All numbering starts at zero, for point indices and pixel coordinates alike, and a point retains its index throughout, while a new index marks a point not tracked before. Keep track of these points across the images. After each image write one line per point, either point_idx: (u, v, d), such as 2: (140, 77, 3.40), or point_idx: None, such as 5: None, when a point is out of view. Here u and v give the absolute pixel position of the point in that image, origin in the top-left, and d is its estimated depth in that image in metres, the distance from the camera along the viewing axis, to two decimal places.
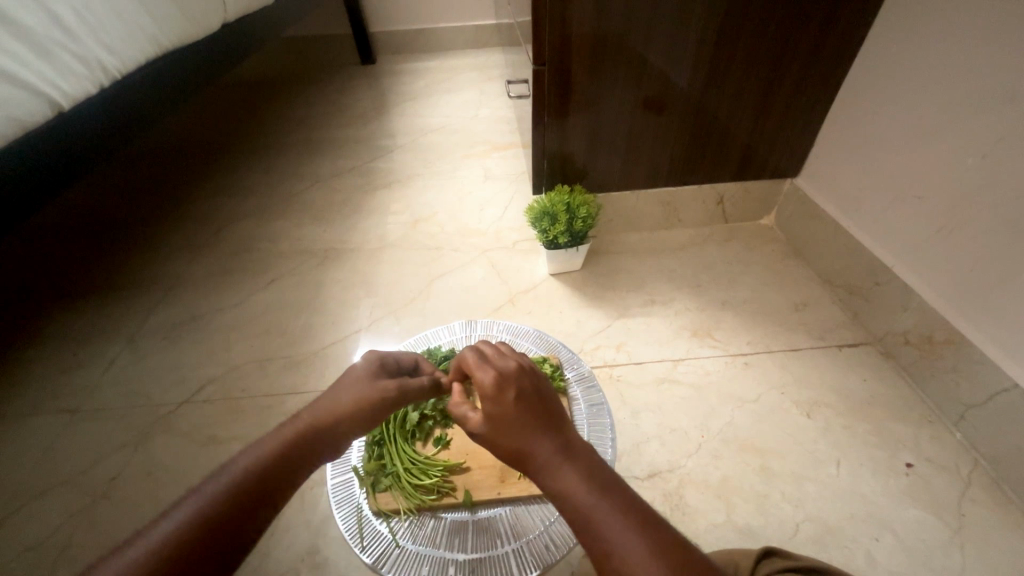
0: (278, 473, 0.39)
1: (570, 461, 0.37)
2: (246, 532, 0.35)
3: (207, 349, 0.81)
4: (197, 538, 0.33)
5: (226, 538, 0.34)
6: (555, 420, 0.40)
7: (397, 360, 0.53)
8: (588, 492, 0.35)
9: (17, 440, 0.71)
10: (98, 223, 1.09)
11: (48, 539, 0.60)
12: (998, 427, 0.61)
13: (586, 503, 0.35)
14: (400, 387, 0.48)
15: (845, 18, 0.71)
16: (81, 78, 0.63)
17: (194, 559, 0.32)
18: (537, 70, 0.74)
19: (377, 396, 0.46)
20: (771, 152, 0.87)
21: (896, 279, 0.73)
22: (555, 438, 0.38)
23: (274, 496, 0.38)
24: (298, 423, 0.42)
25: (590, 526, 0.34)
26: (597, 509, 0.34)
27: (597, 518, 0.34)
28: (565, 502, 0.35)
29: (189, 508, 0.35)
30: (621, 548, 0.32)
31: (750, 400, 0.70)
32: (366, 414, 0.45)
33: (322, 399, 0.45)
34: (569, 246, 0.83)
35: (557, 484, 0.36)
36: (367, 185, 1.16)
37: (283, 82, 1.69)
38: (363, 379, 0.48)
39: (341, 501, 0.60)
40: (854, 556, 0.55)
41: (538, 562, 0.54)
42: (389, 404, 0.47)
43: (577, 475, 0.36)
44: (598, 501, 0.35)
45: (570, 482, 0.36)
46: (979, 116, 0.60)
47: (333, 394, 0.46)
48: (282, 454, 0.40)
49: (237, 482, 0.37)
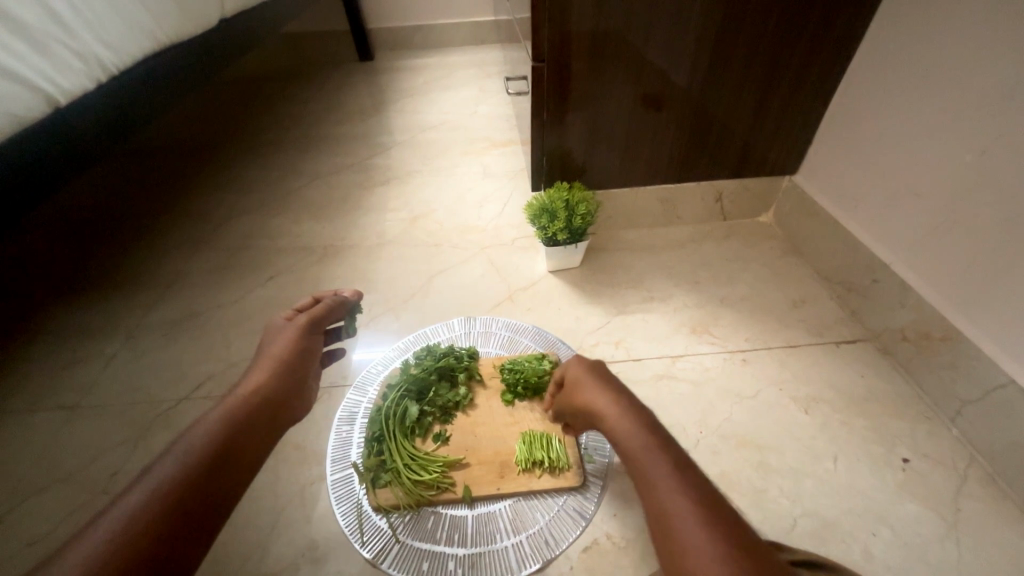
0: (240, 439, 0.43)
1: (630, 412, 0.46)
2: (222, 488, 0.40)
3: (207, 346, 0.82)
4: (166, 510, 0.36)
5: (205, 495, 0.38)
6: (618, 389, 0.50)
7: (298, 307, 0.63)
8: (637, 432, 0.44)
9: (16, 437, 0.71)
10: (96, 219, 1.09)
11: (48, 535, 0.61)
12: (994, 423, 0.62)
13: (633, 436, 0.44)
14: (313, 317, 0.61)
15: (844, 15, 0.71)
16: (78, 74, 0.63)
17: (179, 516, 0.36)
18: (536, 67, 0.74)
19: (306, 337, 0.58)
20: (770, 150, 0.88)
21: (896, 276, 0.73)
22: (619, 395, 0.49)
23: (241, 461, 0.42)
24: (246, 389, 0.49)
25: (636, 459, 0.42)
26: (643, 446, 0.42)
27: (641, 450, 0.42)
28: (619, 437, 0.45)
29: (150, 487, 0.37)
30: (652, 467, 0.40)
31: (749, 396, 0.71)
32: (292, 353, 0.55)
33: (258, 359, 0.54)
34: (568, 243, 0.83)
35: (615, 426, 0.46)
36: (367, 182, 1.16)
37: (281, 79, 1.68)
38: (281, 325, 0.59)
39: (341, 497, 0.61)
40: (852, 550, 0.56)
41: (537, 557, 0.55)
42: (304, 334, 0.58)
43: (629, 419, 0.45)
44: (643, 439, 0.43)
45: (624, 422, 0.45)
46: (976, 113, 0.60)
47: (266, 352, 0.55)
48: (240, 422, 0.45)
49: (197, 455, 0.40)
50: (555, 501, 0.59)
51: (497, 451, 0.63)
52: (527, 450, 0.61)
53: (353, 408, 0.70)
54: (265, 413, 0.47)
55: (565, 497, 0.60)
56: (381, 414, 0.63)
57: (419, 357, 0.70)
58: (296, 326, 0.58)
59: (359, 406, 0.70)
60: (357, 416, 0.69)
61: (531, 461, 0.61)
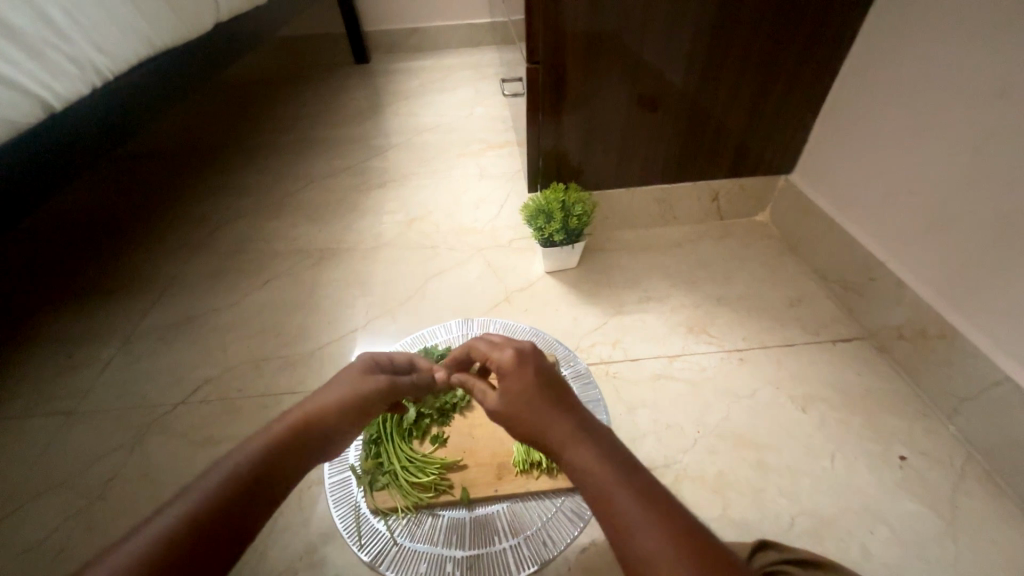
0: (274, 468, 0.39)
1: (595, 446, 0.37)
2: (252, 509, 0.36)
3: (204, 349, 0.82)
4: (189, 546, 0.32)
5: (235, 515, 0.35)
6: (569, 403, 0.41)
7: (384, 361, 0.53)
8: (603, 469, 0.36)
9: (10, 443, 0.71)
10: (91, 224, 1.08)
11: (44, 542, 0.60)
12: (991, 419, 0.62)
13: (599, 476, 0.35)
14: (390, 384, 0.50)
15: (837, 16, 0.71)
16: (73, 79, 0.63)
17: (206, 532, 0.33)
18: (531, 68, 0.74)
19: (369, 400, 0.48)
20: (765, 148, 0.88)
21: (891, 275, 0.73)
22: (571, 416, 0.40)
23: (270, 498, 0.38)
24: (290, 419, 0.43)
25: (615, 522, 0.34)
26: (614, 493, 0.34)
27: (614, 499, 0.34)
28: (579, 475, 0.36)
29: (173, 514, 0.33)
30: (635, 521, 0.33)
31: (747, 395, 0.71)
32: (350, 409, 0.46)
33: (312, 397, 0.46)
34: (564, 244, 0.83)
35: (575, 462, 0.37)
36: (363, 184, 1.16)
37: (277, 82, 1.68)
38: (355, 376, 0.49)
39: (339, 500, 0.60)
40: (850, 549, 0.56)
41: (535, 558, 0.55)
42: (375, 401, 0.48)
43: (592, 456, 0.36)
44: (612, 481, 0.35)
45: (588, 462, 0.36)
46: (969, 112, 0.60)
47: (327, 389, 0.47)
48: (275, 454, 0.40)
49: (226, 486, 0.36)
50: (553, 502, 0.59)
51: (495, 452, 0.63)
52: (524, 451, 0.61)
53: None
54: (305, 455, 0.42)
55: (563, 498, 0.59)
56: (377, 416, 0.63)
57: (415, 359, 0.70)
58: (373, 386, 0.49)
59: None
60: None
61: (529, 462, 0.61)
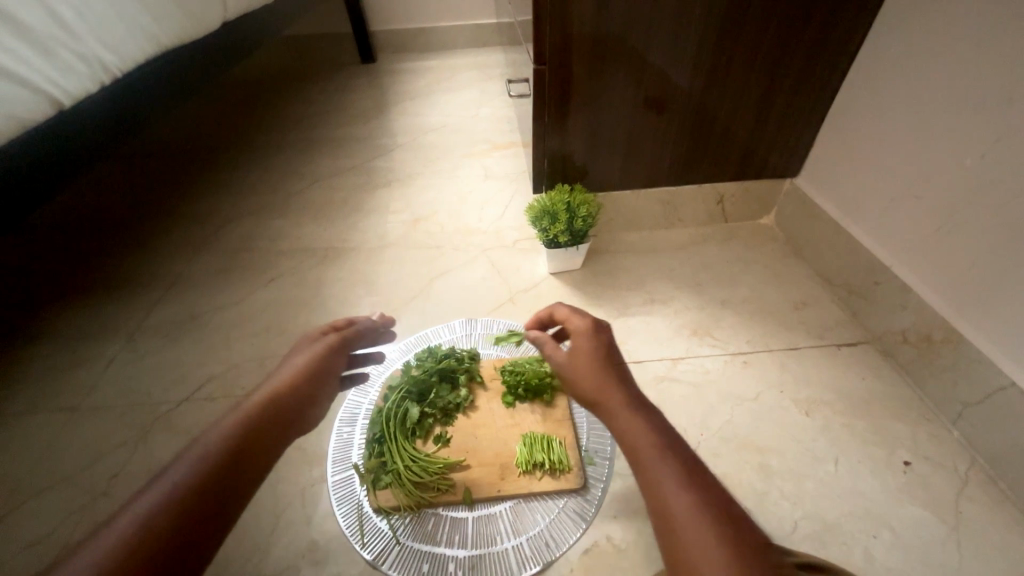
0: (254, 443, 0.40)
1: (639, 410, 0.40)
2: (237, 486, 0.37)
3: (208, 345, 0.82)
4: (172, 528, 0.33)
5: (218, 495, 0.36)
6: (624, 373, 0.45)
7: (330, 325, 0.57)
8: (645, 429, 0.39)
9: (16, 439, 0.71)
10: (97, 221, 1.09)
11: (49, 537, 0.61)
12: (995, 425, 0.61)
13: (641, 431, 0.39)
14: (341, 340, 0.53)
15: (846, 18, 0.71)
16: (82, 77, 0.64)
17: (190, 514, 0.34)
18: (537, 70, 0.74)
19: (330, 356, 0.50)
20: (771, 151, 0.88)
21: (897, 279, 0.73)
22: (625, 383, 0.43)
23: (254, 472, 0.39)
24: (263, 394, 0.44)
25: (648, 471, 0.37)
26: (653, 448, 0.37)
27: (648, 453, 0.37)
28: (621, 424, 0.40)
29: (154, 498, 0.34)
30: (666, 476, 0.36)
31: (750, 398, 0.71)
32: (314, 370, 0.48)
33: (275, 372, 0.47)
34: (569, 245, 0.83)
35: (620, 416, 0.40)
36: (368, 183, 1.16)
37: (284, 81, 1.68)
38: (304, 346, 0.51)
39: (341, 499, 0.61)
40: (853, 553, 0.56)
41: (538, 558, 0.55)
42: (333, 356, 0.51)
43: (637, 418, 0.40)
44: (651, 439, 0.38)
45: (631, 419, 0.40)
46: (976, 118, 0.60)
47: (284, 365, 0.48)
48: (251, 425, 0.41)
49: (201, 466, 0.36)
50: (555, 503, 0.59)
51: (498, 453, 0.63)
52: (528, 452, 0.62)
53: (354, 409, 0.70)
54: (285, 422, 0.43)
55: (566, 499, 0.60)
56: (381, 416, 0.64)
57: (421, 357, 0.70)
58: (324, 344, 0.51)
59: (360, 407, 0.70)
60: (359, 416, 0.69)
61: (531, 462, 0.61)
